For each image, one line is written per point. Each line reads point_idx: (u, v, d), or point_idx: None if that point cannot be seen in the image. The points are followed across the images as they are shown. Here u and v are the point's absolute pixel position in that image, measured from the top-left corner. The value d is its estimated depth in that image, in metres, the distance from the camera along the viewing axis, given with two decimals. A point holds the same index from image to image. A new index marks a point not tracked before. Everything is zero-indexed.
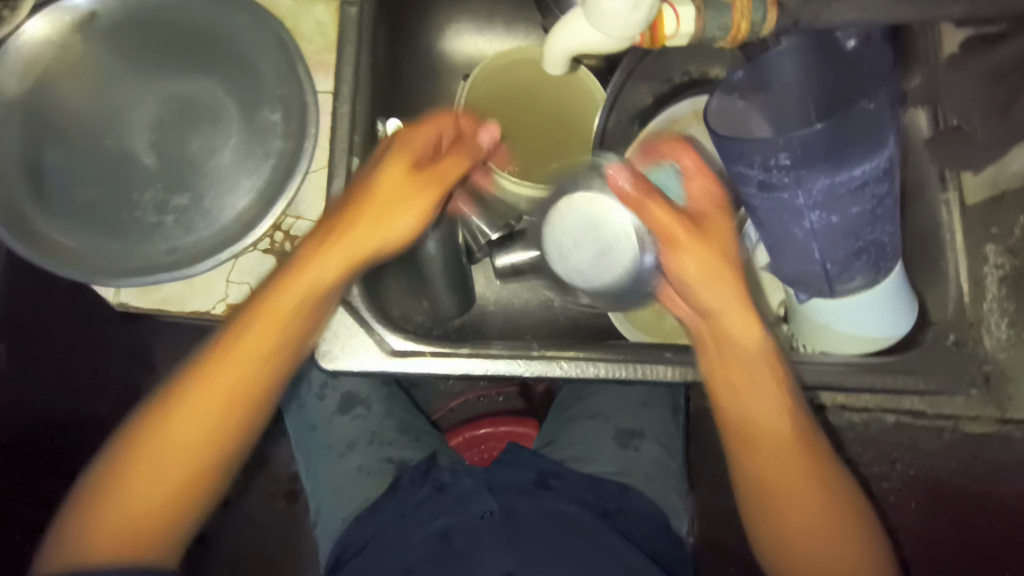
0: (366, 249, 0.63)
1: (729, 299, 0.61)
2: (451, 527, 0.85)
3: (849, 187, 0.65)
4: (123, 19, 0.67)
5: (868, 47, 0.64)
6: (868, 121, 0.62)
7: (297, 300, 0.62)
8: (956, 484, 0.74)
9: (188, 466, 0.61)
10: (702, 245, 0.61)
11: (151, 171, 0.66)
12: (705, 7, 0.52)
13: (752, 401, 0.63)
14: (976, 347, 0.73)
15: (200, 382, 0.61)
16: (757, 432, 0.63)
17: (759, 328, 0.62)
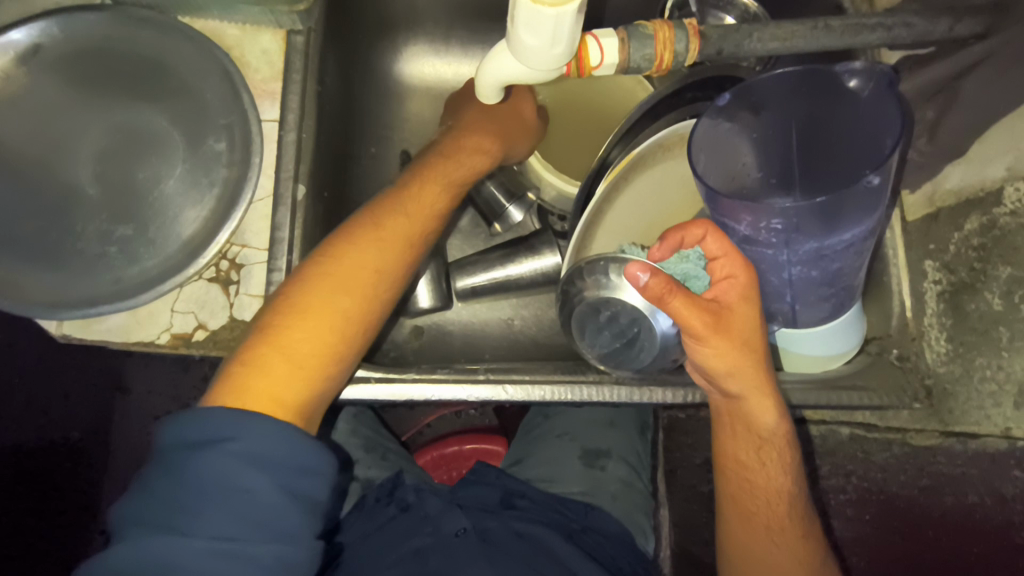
0: (413, 234, 0.70)
1: (750, 381, 0.65)
2: (426, 547, 0.84)
3: (835, 250, 0.64)
4: (67, 51, 0.68)
5: (870, 86, 0.65)
6: (870, 192, 0.61)
7: (398, 241, 0.69)
8: (904, 495, 0.73)
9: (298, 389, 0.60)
10: (732, 341, 0.62)
11: (95, 202, 0.66)
12: (628, 38, 0.53)
13: (748, 440, 0.69)
14: (917, 362, 0.75)
15: (309, 304, 0.62)
16: (746, 452, 0.70)
17: (771, 401, 0.66)
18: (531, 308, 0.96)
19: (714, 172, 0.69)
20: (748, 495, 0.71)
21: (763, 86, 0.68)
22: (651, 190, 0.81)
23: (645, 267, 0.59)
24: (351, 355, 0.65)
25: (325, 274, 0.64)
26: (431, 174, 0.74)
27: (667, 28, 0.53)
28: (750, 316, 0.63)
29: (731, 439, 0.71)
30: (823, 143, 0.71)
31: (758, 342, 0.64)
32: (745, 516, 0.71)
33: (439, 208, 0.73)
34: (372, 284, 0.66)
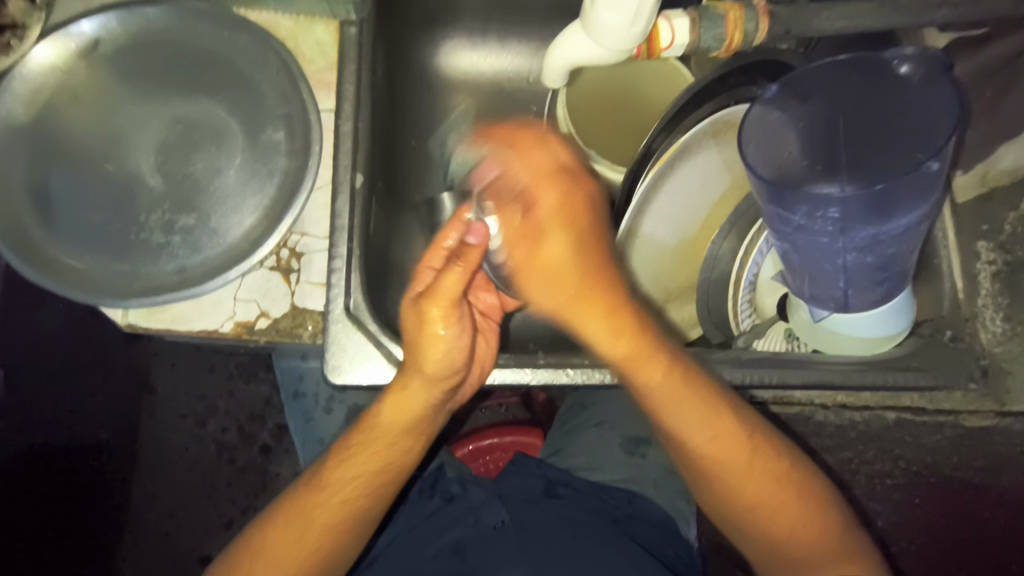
0: (398, 441, 0.65)
1: (574, 290, 0.61)
2: (464, 540, 0.86)
3: (891, 235, 0.64)
4: (126, 44, 0.68)
5: (924, 74, 0.64)
6: (926, 180, 0.61)
7: (412, 416, 0.64)
8: (958, 477, 0.75)
9: (323, 537, 0.65)
10: (546, 277, 0.62)
11: (157, 193, 0.67)
12: (699, 19, 0.60)
13: (682, 412, 0.64)
14: (973, 342, 0.74)
15: (332, 474, 0.65)
16: (692, 425, 0.65)
17: (597, 308, 0.62)
18: None
19: (762, 160, 0.68)
20: (733, 488, 0.66)
21: (809, 76, 0.66)
22: (697, 177, 0.78)
23: (482, 234, 0.59)
24: (376, 500, 0.67)
25: (344, 448, 0.66)
26: (399, 398, 0.63)
27: (737, 9, 0.60)
28: (566, 230, 0.62)
29: (671, 418, 0.64)
30: (870, 131, 0.69)
31: (557, 238, 0.61)
32: (770, 523, 0.66)
33: (413, 422, 0.65)
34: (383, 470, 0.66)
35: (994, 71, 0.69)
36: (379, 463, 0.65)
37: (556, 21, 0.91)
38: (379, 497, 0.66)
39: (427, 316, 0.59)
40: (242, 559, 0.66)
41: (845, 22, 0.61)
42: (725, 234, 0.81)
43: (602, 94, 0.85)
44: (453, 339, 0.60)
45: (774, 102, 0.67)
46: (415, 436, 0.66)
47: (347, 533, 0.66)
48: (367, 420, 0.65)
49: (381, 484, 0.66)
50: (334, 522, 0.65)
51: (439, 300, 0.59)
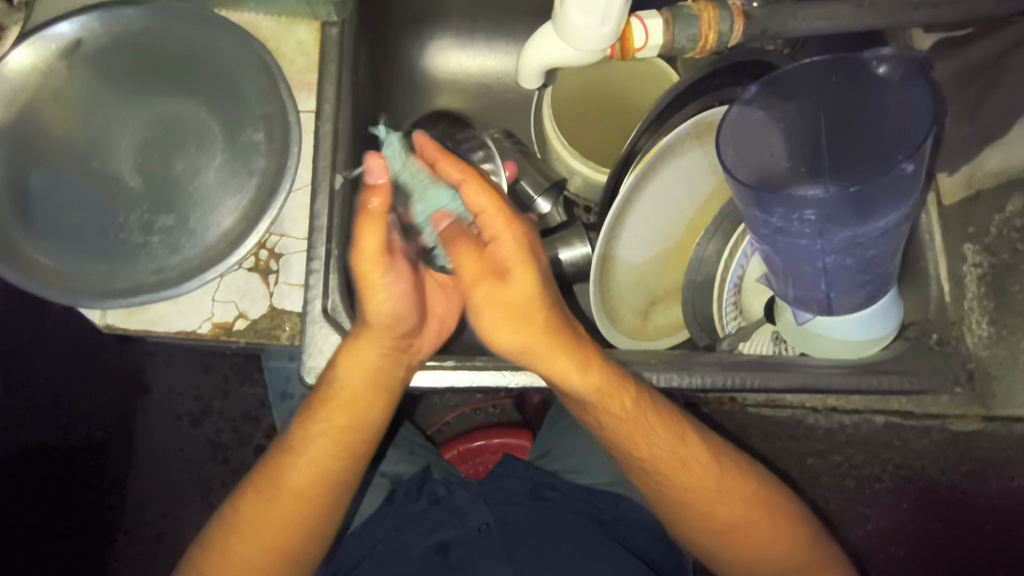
0: (365, 396, 0.66)
1: (547, 349, 0.59)
2: (450, 540, 0.86)
3: (870, 238, 0.63)
4: (107, 44, 0.69)
5: (904, 76, 0.63)
6: (905, 182, 0.61)
7: (374, 368, 0.64)
8: (946, 482, 0.77)
9: (296, 507, 0.67)
10: (506, 318, 0.57)
11: (136, 193, 0.67)
12: (673, 19, 0.60)
13: (651, 437, 0.67)
14: (958, 346, 0.72)
15: (296, 440, 0.68)
16: (646, 437, 0.66)
17: (547, 332, 0.58)
18: None
19: (741, 162, 0.67)
20: (699, 489, 0.69)
21: (789, 77, 0.66)
22: (681, 179, 0.78)
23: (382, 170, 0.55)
24: (342, 465, 0.68)
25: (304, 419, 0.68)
26: (352, 355, 0.62)
27: (712, 9, 0.59)
28: (533, 280, 0.56)
29: (613, 422, 0.65)
30: (849, 132, 0.68)
31: (524, 288, 0.56)
32: (729, 530, 0.70)
33: (378, 370, 0.64)
34: (351, 435, 0.67)
35: (980, 72, 0.68)
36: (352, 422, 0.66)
37: (543, 21, 0.91)
38: (345, 464, 0.68)
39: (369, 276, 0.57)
40: (218, 540, 0.69)
41: (822, 22, 0.60)
42: (710, 236, 0.81)
43: (592, 93, 0.85)
44: (396, 283, 0.59)
45: (754, 102, 0.66)
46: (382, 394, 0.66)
47: (318, 501, 0.68)
48: (325, 380, 0.65)
49: (349, 451, 0.68)
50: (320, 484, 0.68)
51: (366, 256, 0.57)
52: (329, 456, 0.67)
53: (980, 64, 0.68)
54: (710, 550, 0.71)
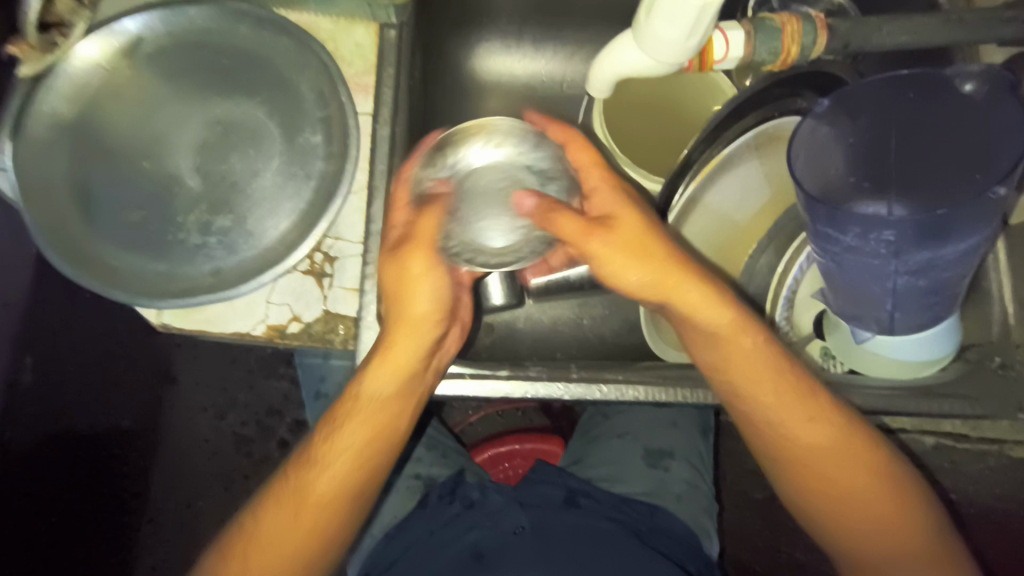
0: (390, 405, 0.65)
1: (655, 263, 0.63)
2: (482, 542, 0.85)
3: (947, 260, 0.61)
4: (169, 43, 0.68)
5: (992, 91, 0.61)
6: (991, 205, 0.59)
7: (406, 372, 0.63)
8: (1001, 508, 0.77)
9: (315, 512, 0.65)
10: (632, 246, 0.63)
11: (194, 193, 0.67)
12: (755, 32, 0.58)
13: (751, 367, 0.66)
14: (1022, 371, 0.70)
15: (321, 451, 0.66)
16: (789, 412, 0.66)
17: (662, 264, 0.63)
18: (600, 308, 0.95)
19: (811, 175, 0.66)
20: (827, 478, 0.67)
21: (861, 93, 0.64)
22: (737, 188, 0.77)
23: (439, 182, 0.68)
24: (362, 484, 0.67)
25: (329, 437, 0.66)
26: (377, 362, 0.63)
27: (796, 23, 0.58)
28: (669, 264, 0.64)
29: (708, 318, 0.65)
30: (923, 151, 0.66)
31: (724, 315, 0.65)
32: (848, 523, 0.67)
33: (410, 368, 0.63)
34: (365, 449, 0.65)
35: None
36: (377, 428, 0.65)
37: (594, 26, 0.90)
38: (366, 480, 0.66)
39: (410, 268, 0.61)
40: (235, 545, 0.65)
41: (909, 36, 0.59)
42: (763, 248, 0.81)
43: (647, 109, 0.84)
44: (440, 273, 0.63)
45: (824, 119, 0.65)
46: (410, 378, 0.64)
47: (335, 512, 0.66)
48: (353, 390, 0.65)
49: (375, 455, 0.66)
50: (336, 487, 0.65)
51: (415, 276, 0.62)
52: (349, 469, 0.65)
53: None
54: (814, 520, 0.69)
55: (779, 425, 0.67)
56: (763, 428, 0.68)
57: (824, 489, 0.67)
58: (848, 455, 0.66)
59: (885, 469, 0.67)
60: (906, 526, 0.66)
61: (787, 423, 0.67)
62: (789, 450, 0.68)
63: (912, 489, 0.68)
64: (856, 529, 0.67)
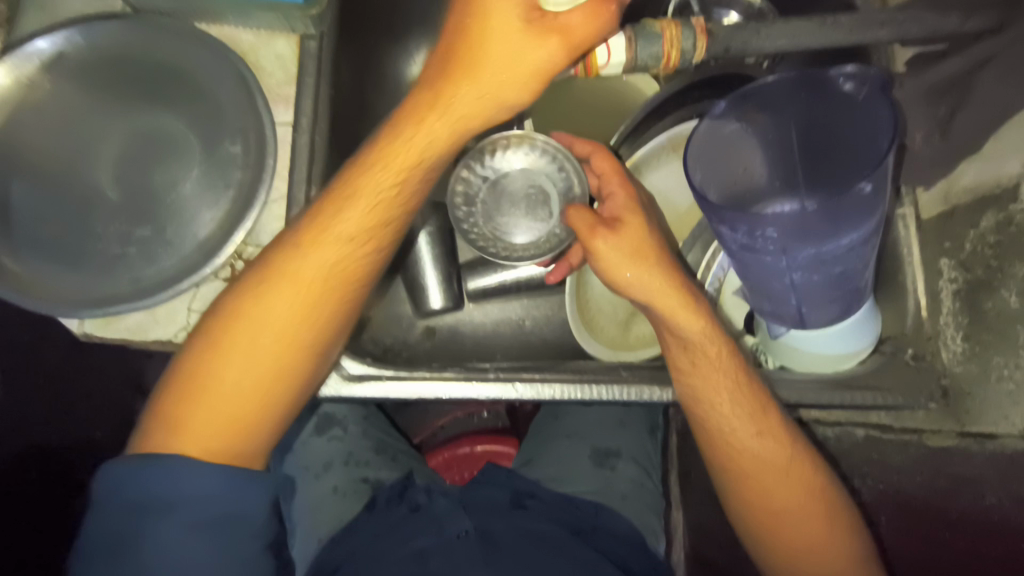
0: (362, 241, 0.65)
1: (650, 278, 0.66)
2: (428, 548, 0.83)
3: (834, 255, 0.63)
4: (88, 57, 0.69)
5: (864, 90, 0.61)
6: (865, 201, 0.60)
7: (410, 180, 0.64)
8: (921, 497, 0.71)
9: (241, 414, 0.63)
10: (630, 249, 0.66)
11: (115, 205, 0.68)
12: (634, 37, 0.60)
13: (708, 379, 0.68)
14: (934, 361, 0.73)
15: (278, 290, 0.64)
16: (741, 425, 0.68)
17: (370, 222, 0.65)
18: (543, 308, 0.96)
19: (711, 175, 0.68)
20: (764, 490, 0.69)
21: (758, 93, 0.66)
22: (659, 189, 0.83)
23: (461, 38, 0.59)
24: (314, 364, 0.66)
25: (240, 315, 0.64)
26: (371, 172, 0.63)
27: (675, 27, 0.60)
28: (656, 273, 0.66)
29: (682, 322, 0.66)
30: (825, 146, 0.69)
31: (695, 322, 0.67)
32: (777, 530, 0.69)
33: (384, 221, 0.65)
34: (295, 327, 0.64)
35: (950, 87, 0.65)
36: (339, 269, 0.65)
37: None
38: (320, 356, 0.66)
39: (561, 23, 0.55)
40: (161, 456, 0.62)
41: (786, 39, 0.61)
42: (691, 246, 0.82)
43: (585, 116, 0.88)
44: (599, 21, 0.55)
45: (726, 116, 0.67)
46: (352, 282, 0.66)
47: (284, 373, 0.64)
48: (327, 211, 0.64)
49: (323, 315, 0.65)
50: (241, 400, 0.63)
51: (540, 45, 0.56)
52: (307, 329, 0.65)
53: (946, 82, 0.65)
54: (749, 531, 0.70)
55: (727, 442, 0.69)
56: (713, 434, 0.69)
57: (761, 501, 0.69)
58: (793, 473, 0.68)
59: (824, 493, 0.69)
60: (836, 545, 0.68)
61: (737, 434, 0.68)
62: (732, 466, 0.69)
63: (852, 514, 0.69)
64: (781, 539, 0.69)
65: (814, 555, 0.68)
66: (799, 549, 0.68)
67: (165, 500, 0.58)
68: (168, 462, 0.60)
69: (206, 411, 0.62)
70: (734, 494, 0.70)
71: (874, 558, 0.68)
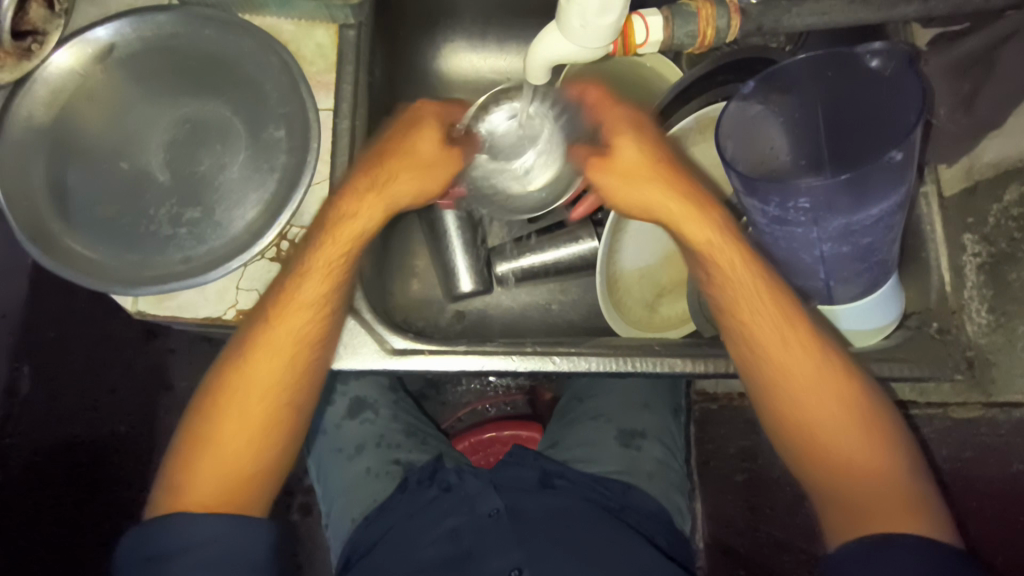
0: (318, 306, 0.69)
1: (653, 193, 0.71)
2: (460, 526, 0.88)
3: (863, 225, 0.65)
4: (139, 49, 0.73)
5: (892, 64, 0.63)
6: (894, 169, 0.62)
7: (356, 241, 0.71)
8: (948, 468, 0.75)
9: (239, 464, 0.69)
10: (629, 174, 0.71)
11: (165, 188, 0.71)
12: (672, 17, 0.62)
13: (728, 284, 0.71)
14: (959, 334, 0.74)
15: (246, 355, 0.69)
16: (777, 343, 0.69)
17: (337, 264, 0.70)
18: (570, 292, 0.98)
19: (741, 152, 0.70)
20: (800, 400, 0.69)
21: (784, 72, 0.68)
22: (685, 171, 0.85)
23: None
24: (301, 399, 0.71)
25: (225, 381, 0.70)
26: (334, 232, 0.70)
27: (709, 6, 0.62)
28: (659, 186, 0.71)
29: (688, 231, 0.71)
30: (853, 123, 0.71)
31: (700, 229, 0.71)
32: (814, 441, 0.69)
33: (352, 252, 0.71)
34: (280, 374, 0.69)
35: (974, 63, 0.67)
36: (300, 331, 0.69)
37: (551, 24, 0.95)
38: (304, 396, 0.71)
39: None
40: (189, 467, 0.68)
41: (815, 18, 0.64)
42: None
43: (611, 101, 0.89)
44: None
45: (755, 96, 0.69)
46: (306, 344, 0.69)
47: (272, 418, 0.70)
48: (288, 282, 0.69)
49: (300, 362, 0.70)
50: (269, 412, 0.70)
51: None
52: (281, 388, 0.69)
53: (970, 59, 0.67)
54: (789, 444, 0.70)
55: (754, 348, 0.70)
56: (739, 336, 0.71)
57: (796, 410, 0.69)
58: (828, 381, 0.68)
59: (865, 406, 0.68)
60: (876, 457, 0.67)
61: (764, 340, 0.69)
62: (764, 373, 0.70)
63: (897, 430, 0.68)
64: (832, 461, 0.68)
65: (854, 466, 0.67)
66: (838, 459, 0.68)
67: (184, 547, 0.64)
68: (177, 515, 0.65)
69: (207, 470, 0.68)
70: (771, 410, 0.70)
71: (918, 473, 0.66)
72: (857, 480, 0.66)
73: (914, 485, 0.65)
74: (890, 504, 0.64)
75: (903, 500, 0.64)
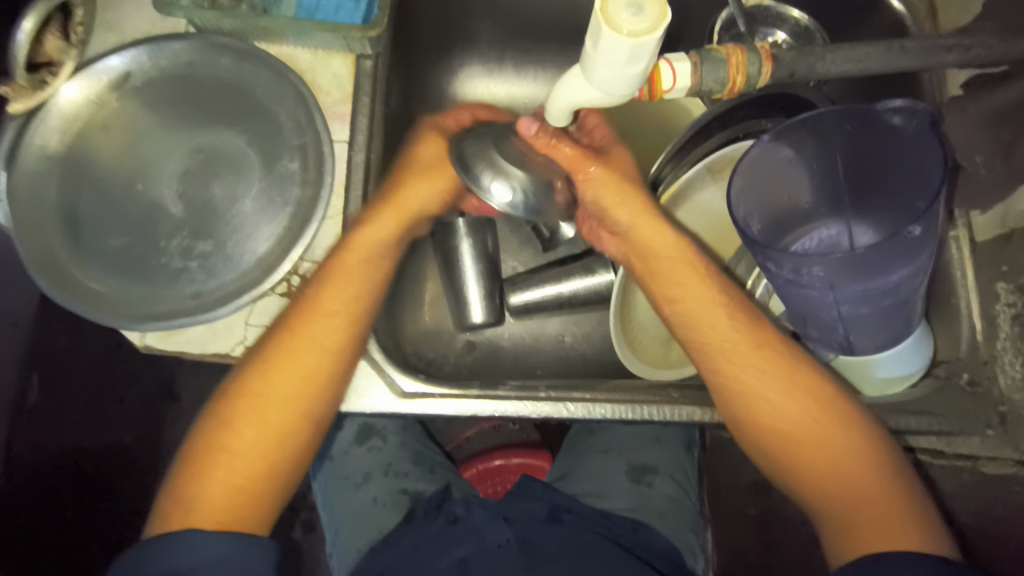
0: (385, 253, 0.69)
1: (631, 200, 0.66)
2: (468, 556, 0.85)
3: (883, 290, 0.63)
4: (155, 79, 0.72)
5: (913, 124, 0.60)
6: (915, 240, 0.60)
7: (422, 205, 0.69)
8: (976, 526, 0.72)
9: (251, 465, 0.65)
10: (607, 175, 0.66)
11: (177, 220, 0.70)
12: (701, 62, 0.58)
13: (687, 291, 0.67)
14: (991, 387, 0.71)
15: (289, 325, 0.67)
16: (725, 336, 0.66)
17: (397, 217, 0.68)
18: (583, 324, 0.96)
19: (753, 205, 0.68)
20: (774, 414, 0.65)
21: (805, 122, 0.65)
22: (703, 209, 0.83)
23: None
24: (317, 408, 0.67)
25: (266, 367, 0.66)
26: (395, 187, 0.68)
27: (740, 53, 0.59)
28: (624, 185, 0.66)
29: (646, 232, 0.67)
30: (875, 172, 0.68)
31: (665, 233, 0.67)
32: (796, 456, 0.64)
33: (414, 214, 0.69)
34: (319, 355, 0.66)
35: (1014, 113, 0.63)
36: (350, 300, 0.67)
37: (569, 53, 0.93)
38: (320, 406, 0.67)
39: None
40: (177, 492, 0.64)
41: (850, 65, 0.61)
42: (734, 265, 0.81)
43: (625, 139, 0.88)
44: None
45: (772, 148, 0.66)
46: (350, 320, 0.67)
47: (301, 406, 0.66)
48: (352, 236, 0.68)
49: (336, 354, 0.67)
50: (278, 435, 0.66)
51: None
52: (323, 371, 0.66)
53: (1008, 109, 0.64)
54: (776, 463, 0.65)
55: (722, 356, 0.66)
56: (700, 344, 0.67)
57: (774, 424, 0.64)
58: (800, 384, 0.65)
59: (815, 378, 0.66)
60: (858, 461, 0.62)
61: (726, 357, 0.66)
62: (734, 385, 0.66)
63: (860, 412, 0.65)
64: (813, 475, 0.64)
65: (840, 475, 0.62)
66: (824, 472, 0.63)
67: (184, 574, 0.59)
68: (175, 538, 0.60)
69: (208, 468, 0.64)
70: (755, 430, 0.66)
71: (903, 478, 0.62)
72: (846, 493, 0.62)
73: (903, 492, 0.61)
74: (883, 522, 0.59)
75: (890, 509, 0.60)
